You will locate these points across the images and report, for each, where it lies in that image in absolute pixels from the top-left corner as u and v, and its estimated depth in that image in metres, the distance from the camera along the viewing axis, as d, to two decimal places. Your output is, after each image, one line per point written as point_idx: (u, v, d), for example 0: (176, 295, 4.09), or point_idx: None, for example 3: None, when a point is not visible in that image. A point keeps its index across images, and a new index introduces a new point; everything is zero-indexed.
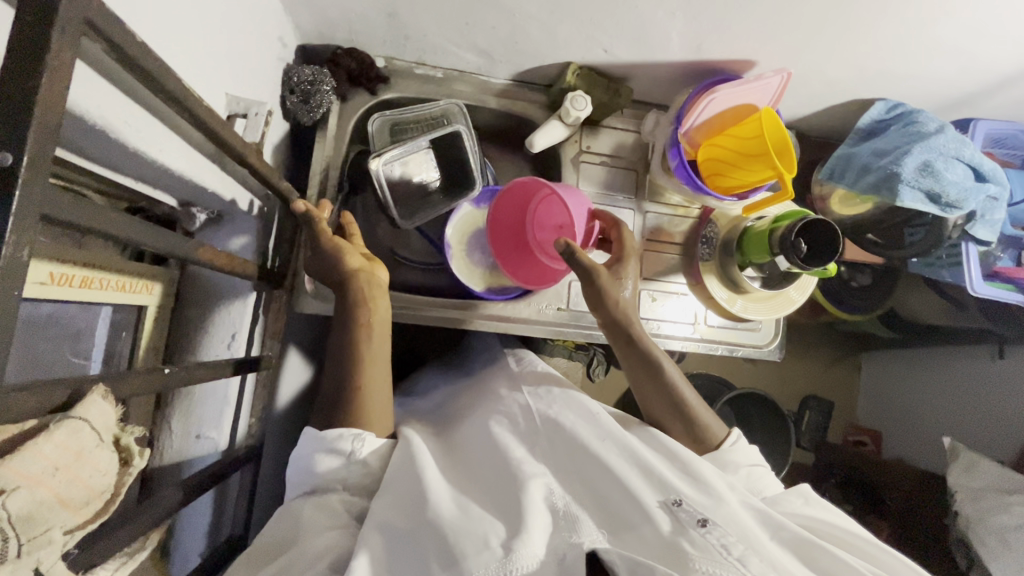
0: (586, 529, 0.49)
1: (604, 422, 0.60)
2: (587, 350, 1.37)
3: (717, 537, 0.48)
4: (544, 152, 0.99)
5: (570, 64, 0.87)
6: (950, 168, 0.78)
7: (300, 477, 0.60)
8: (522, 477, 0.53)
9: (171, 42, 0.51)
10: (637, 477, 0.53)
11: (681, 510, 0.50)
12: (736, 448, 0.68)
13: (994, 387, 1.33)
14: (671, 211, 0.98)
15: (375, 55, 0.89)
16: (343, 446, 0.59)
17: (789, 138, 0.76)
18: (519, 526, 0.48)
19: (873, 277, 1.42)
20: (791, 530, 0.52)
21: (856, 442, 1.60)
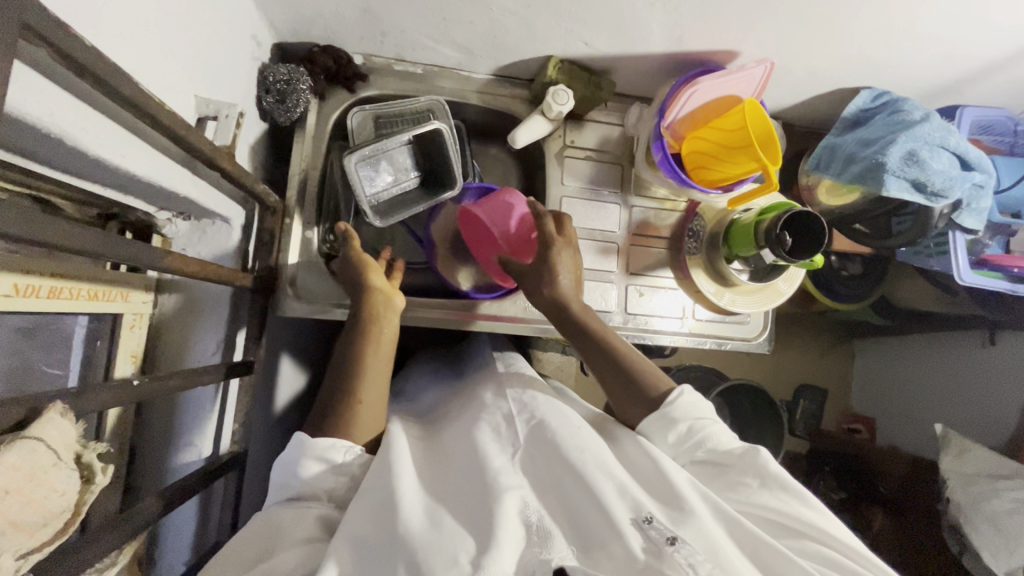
0: (557, 545, 0.49)
1: (584, 435, 0.59)
2: None
3: (685, 555, 0.48)
4: (528, 148, 0.98)
5: (551, 58, 0.85)
6: (935, 157, 0.77)
7: (282, 484, 0.60)
8: (497, 489, 0.52)
9: (131, 44, 0.50)
10: (611, 492, 0.53)
11: (651, 528, 0.51)
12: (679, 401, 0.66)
13: (987, 373, 1.33)
14: (658, 205, 0.97)
15: (353, 52, 0.88)
16: (335, 457, 0.60)
17: (773, 133, 0.75)
18: (489, 541, 0.48)
19: (863, 266, 1.42)
20: (757, 543, 0.53)
21: (851, 429, 1.62)
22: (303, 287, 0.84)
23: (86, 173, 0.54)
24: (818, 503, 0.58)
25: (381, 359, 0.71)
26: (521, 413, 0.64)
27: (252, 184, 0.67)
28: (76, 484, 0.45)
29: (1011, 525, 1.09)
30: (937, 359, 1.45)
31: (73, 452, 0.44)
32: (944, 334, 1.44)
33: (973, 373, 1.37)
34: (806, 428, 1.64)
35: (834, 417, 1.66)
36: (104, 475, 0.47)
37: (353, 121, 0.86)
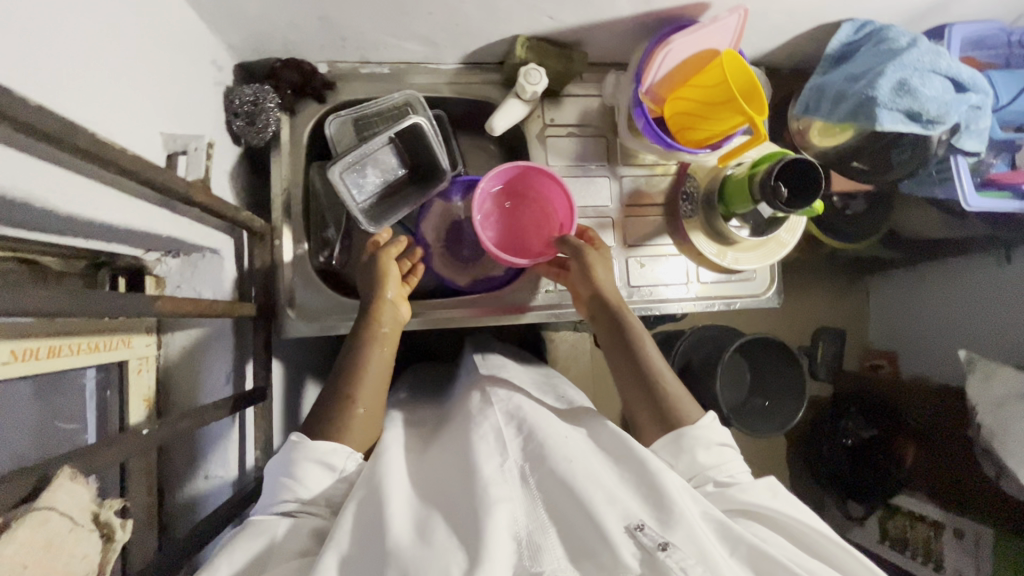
0: (548, 558, 0.50)
1: (570, 445, 0.60)
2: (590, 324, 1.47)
3: (677, 560, 0.49)
4: (508, 133, 0.96)
5: (518, 38, 0.83)
6: (927, 83, 0.74)
7: (277, 487, 0.60)
8: (486, 501, 0.52)
9: (85, 94, 0.49)
10: (601, 500, 0.53)
11: (643, 534, 0.51)
12: (712, 425, 0.68)
13: (1006, 292, 1.31)
14: (648, 171, 0.95)
15: (316, 62, 0.86)
16: (338, 462, 0.61)
17: (756, 82, 0.72)
18: (478, 554, 0.47)
19: (868, 202, 1.38)
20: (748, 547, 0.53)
21: (873, 365, 1.60)
22: (302, 306, 0.84)
23: (63, 228, 0.54)
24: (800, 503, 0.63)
25: (381, 363, 0.72)
26: (513, 421, 0.65)
27: (233, 214, 0.66)
28: (97, 544, 0.45)
29: None
30: (953, 285, 1.43)
31: (89, 514, 0.44)
32: (958, 259, 1.42)
33: (991, 296, 1.35)
34: (827, 370, 1.65)
35: (856, 355, 1.64)
36: (124, 530, 0.48)
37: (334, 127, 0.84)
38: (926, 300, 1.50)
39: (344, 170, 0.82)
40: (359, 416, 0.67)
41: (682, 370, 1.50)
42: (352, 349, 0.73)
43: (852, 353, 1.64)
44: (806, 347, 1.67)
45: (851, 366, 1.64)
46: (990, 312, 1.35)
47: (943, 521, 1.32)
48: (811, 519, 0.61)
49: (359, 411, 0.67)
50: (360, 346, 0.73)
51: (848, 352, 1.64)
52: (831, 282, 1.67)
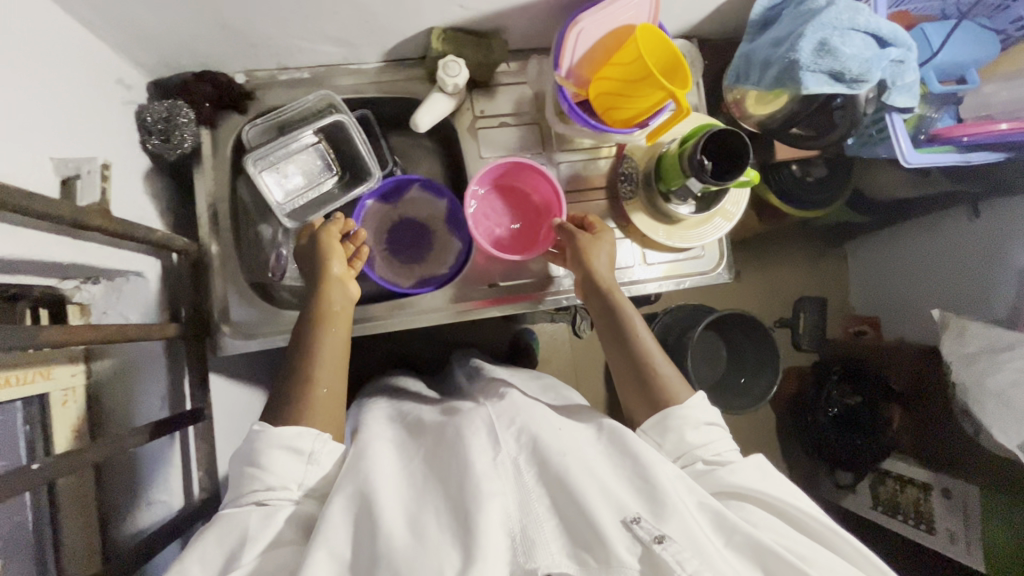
0: (541, 553, 0.50)
1: (565, 437, 0.61)
2: (566, 312, 1.49)
3: (672, 553, 0.49)
4: (441, 128, 0.95)
5: (433, 30, 0.81)
6: (847, 42, 0.72)
7: (245, 474, 0.60)
8: (477, 495, 0.53)
9: None
10: (593, 492, 0.53)
11: (639, 528, 0.52)
12: (698, 404, 0.68)
13: (976, 247, 1.30)
14: (586, 155, 0.93)
15: (233, 72, 0.84)
16: (304, 445, 0.61)
17: (677, 52, 0.72)
18: (472, 550, 0.49)
19: (828, 167, 1.37)
20: (745, 536, 0.54)
21: (858, 331, 1.60)
22: (240, 322, 0.82)
23: None
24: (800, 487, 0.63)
25: (336, 344, 0.71)
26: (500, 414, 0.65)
27: (143, 235, 0.65)
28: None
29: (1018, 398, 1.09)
30: (926, 244, 1.43)
31: None
32: (927, 217, 1.42)
33: (961, 252, 1.34)
34: (812, 338, 1.64)
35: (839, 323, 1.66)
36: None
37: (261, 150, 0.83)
38: (904, 260, 1.49)
39: (257, 162, 0.83)
40: (323, 396, 0.66)
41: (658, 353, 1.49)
42: (305, 331, 0.71)
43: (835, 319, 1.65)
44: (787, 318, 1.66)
45: (836, 334, 1.65)
46: (963, 267, 1.34)
47: (932, 483, 1.32)
48: (810, 503, 0.61)
49: (323, 391, 0.66)
50: (312, 328, 0.71)
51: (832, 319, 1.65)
52: (804, 252, 1.66)
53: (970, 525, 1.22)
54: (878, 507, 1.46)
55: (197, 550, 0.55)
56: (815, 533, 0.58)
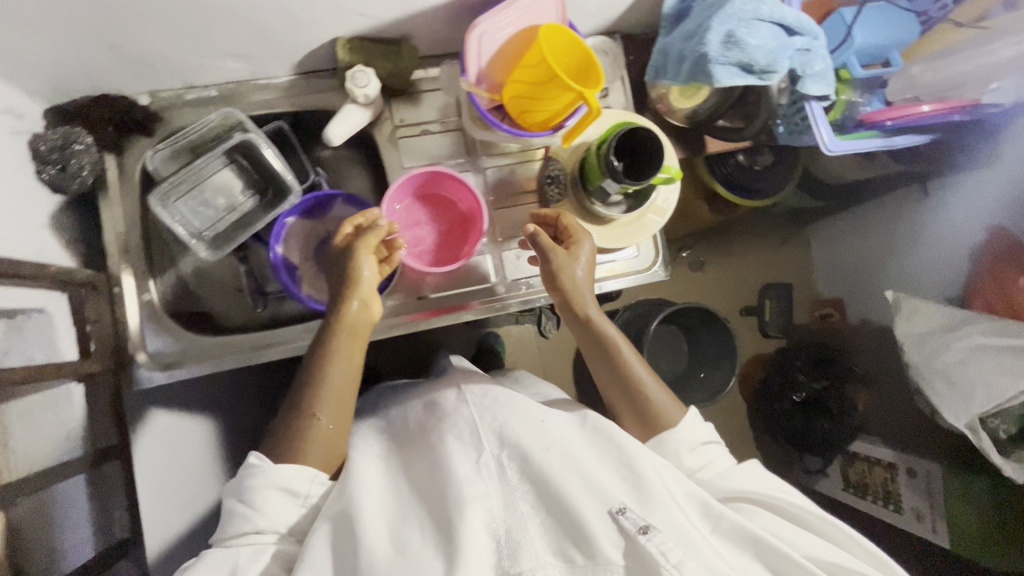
0: (526, 558, 0.55)
1: (547, 432, 0.64)
2: (531, 313, 1.49)
3: (657, 543, 0.54)
4: (365, 139, 0.92)
5: (338, 40, 0.78)
6: (753, 32, 0.71)
7: (236, 512, 0.62)
8: (460, 501, 0.57)
9: None
10: (577, 488, 0.58)
11: (625, 518, 0.57)
12: (686, 427, 0.73)
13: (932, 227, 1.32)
14: (512, 159, 0.91)
15: (136, 93, 0.81)
16: (301, 487, 0.63)
17: (590, 52, 0.70)
18: (455, 557, 0.53)
19: (774, 154, 1.36)
20: (730, 522, 0.60)
21: (823, 315, 1.62)
22: (158, 352, 0.79)
23: None
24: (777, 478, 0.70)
25: (348, 371, 0.71)
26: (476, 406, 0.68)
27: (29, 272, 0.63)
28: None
29: (964, 376, 1.09)
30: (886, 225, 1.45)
31: None
32: (885, 199, 1.45)
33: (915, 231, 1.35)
34: (778, 326, 1.63)
35: (805, 307, 1.67)
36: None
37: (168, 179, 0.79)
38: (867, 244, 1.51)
39: (163, 198, 0.78)
40: (326, 431, 0.68)
41: None
42: (318, 355, 0.72)
43: (801, 303, 1.67)
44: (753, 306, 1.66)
45: (802, 318, 1.66)
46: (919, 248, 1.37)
47: (897, 462, 1.32)
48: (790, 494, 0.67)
49: (319, 419, 0.68)
50: (322, 353, 0.71)
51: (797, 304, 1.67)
52: (764, 239, 1.66)
53: (934, 503, 1.22)
54: (847, 489, 1.47)
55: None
56: (799, 518, 0.65)
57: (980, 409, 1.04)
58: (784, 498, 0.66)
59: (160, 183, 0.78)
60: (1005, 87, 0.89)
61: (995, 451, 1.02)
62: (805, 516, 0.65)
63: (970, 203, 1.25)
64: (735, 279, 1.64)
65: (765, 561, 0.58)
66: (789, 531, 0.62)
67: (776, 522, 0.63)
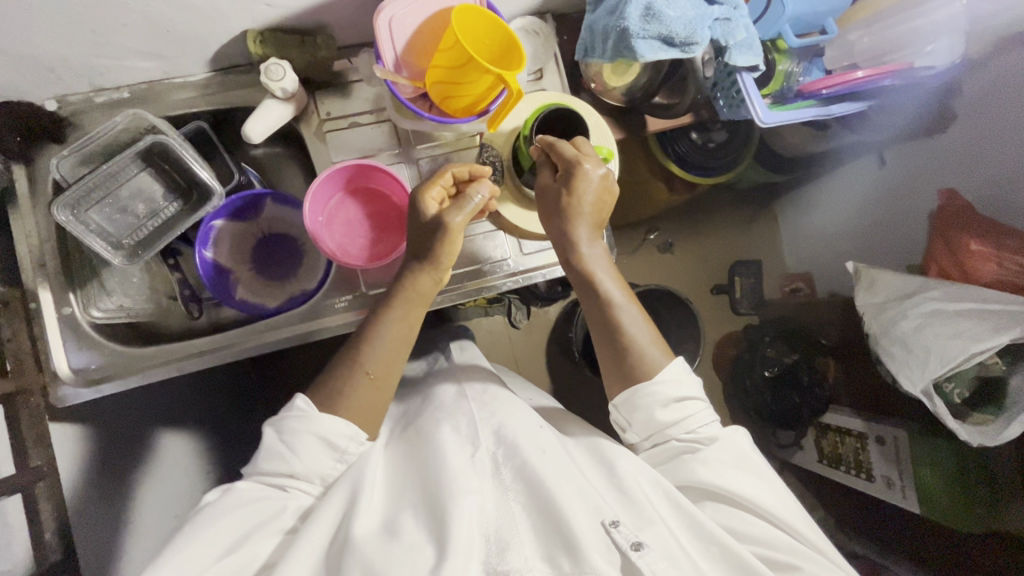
0: (513, 557, 0.58)
1: (543, 439, 0.69)
2: (500, 302, 1.47)
3: (648, 561, 0.58)
4: (295, 136, 0.89)
5: (248, 32, 0.75)
6: (671, 3, 0.68)
7: (276, 452, 0.67)
8: (457, 493, 0.61)
9: None
10: (571, 494, 0.62)
11: (617, 532, 0.60)
12: (675, 378, 0.72)
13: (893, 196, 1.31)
14: (445, 147, 0.87)
15: (42, 99, 0.77)
16: (339, 443, 0.68)
17: (511, 33, 0.68)
18: (442, 546, 0.57)
19: (727, 130, 1.34)
20: (719, 546, 0.62)
21: (792, 290, 1.64)
22: (82, 368, 0.76)
23: None
24: (793, 504, 0.69)
25: (398, 330, 0.75)
26: (481, 416, 0.74)
27: None
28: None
29: (917, 341, 1.08)
30: (850, 196, 1.47)
31: None
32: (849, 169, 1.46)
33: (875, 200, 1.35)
34: (748, 302, 1.68)
35: (776, 283, 1.70)
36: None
37: (76, 185, 0.74)
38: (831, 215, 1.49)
39: (72, 204, 0.74)
40: (369, 381, 0.72)
41: (587, 336, 1.46)
42: (375, 312, 0.77)
43: (772, 280, 1.70)
44: (722, 284, 1.69)
45: (773, 294, 1.68)
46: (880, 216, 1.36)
47: (867, 432, 1.31)
48: (796, 518, 0.67)
49: (365, 375, 0.72)
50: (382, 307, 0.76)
51: (767, 279, 1.70)
52: (734, 220, 1.70)
53: (904, 468, 1.20)
54: (822, 460, 1.47)
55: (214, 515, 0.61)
56: (800, 537, 0.66)
57: (935, 374, 1.04)
58: (786, 523, 0.66)
59: (68, 188, 0.74)
60: (940, 50, 0.87)
61: (950, 415, 1.02)
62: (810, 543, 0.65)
63: (917, 174, 1.26)
64: (702, 260, 1.68)
65: None
66: (786, 548, 0.64)
67: (771, 536, 0.65)
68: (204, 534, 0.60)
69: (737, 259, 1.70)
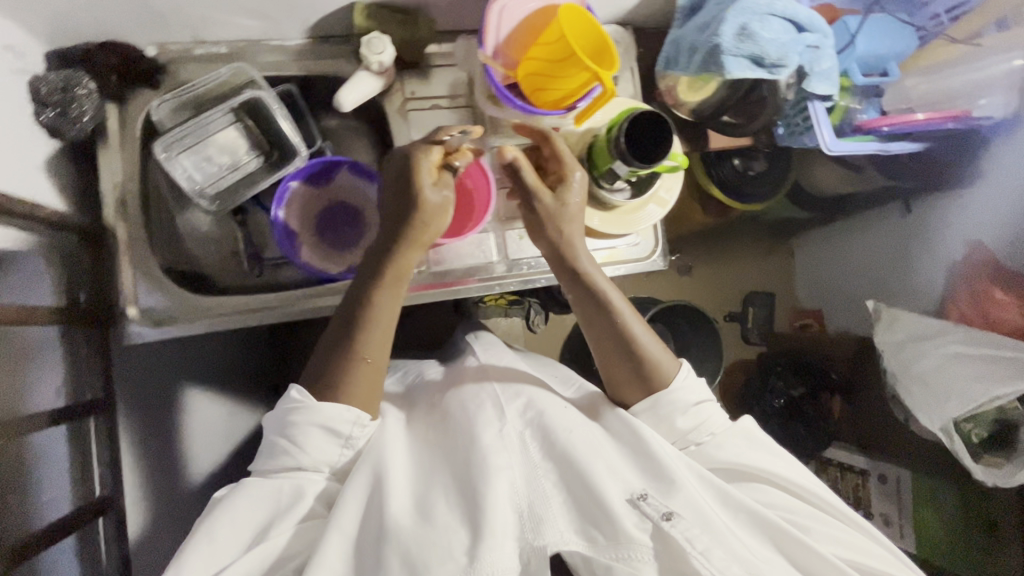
0: (549, 531, 0.59)
1: (566, 416, 0.69)
2: (519, 304, 1.41)
3: (681, 530, 0.59)
4: (374, 111, 0.91)
5: (356, 5, 0.78)
6: (765, 26, 0.73)
7: (281, 446, 0.66)
8: (491, 471, 0.61)
9: None
10: (602, 471, 0.62)
11: (647, 504, 0.61)
12: (686, 384, 0.74)
13: (916, 239, 1.36)
14: (521, 140, 0.91)
15: (143, 44, 0.79)
16: (342, 429, 0.67)
17: (604, 32, 0.72)
18: (482, 527, 0.57)
19: (768, 160, 1.38)
20: (745, 511, 0.65)
21: (802, 325, 1.62)
22: (149, 309, 0.77)
23: None
24: (795, 459, 0.74)
25: (390, 304, 0.72)
26: (505, 394, 0.73)
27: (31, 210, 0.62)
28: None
29: (938, 381, 1.12)
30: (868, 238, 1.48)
31: None
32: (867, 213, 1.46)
33: (899, 243, 1.39)
34: (760, 333, 1.64)
35: (785, 317, 1.65)
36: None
37: (175, 130, 0.77)
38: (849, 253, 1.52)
39: (171, 146, 0.77)
40: (367, 365, 0.69)
41: None
42: (358, 296, 0.72)
43: (782, 314, 1.65)
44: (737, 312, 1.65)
45: (782, 327, 1.64)
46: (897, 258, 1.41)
47: (869, 470, 1.37)
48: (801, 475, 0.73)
49: (366, 359, 0.69)
50: (368, 290, 0.72)
51: (779, 313, 1.65)
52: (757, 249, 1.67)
53: (903, 511, 1.30)
54: None
55: (230, 514, 0.61)
56: (807, 496, 0.71)
57: (954, 414, 1.08)
58: (798, 481, 0.71)
59: (170, 131, 0.77)
60: (993, 103, 0.94)
61: (968, 455, 1.07)
62: (820, 500, 0.71)
63: (945, 222, 1.29)
64: (721, 285, 1.65)
65: (775, 542, 0.64)
66: (803, 514, 0.69)
67: (787, 501, 0.70)
68: (226, 533, 0.60)
69: (755, 288, 1.67)
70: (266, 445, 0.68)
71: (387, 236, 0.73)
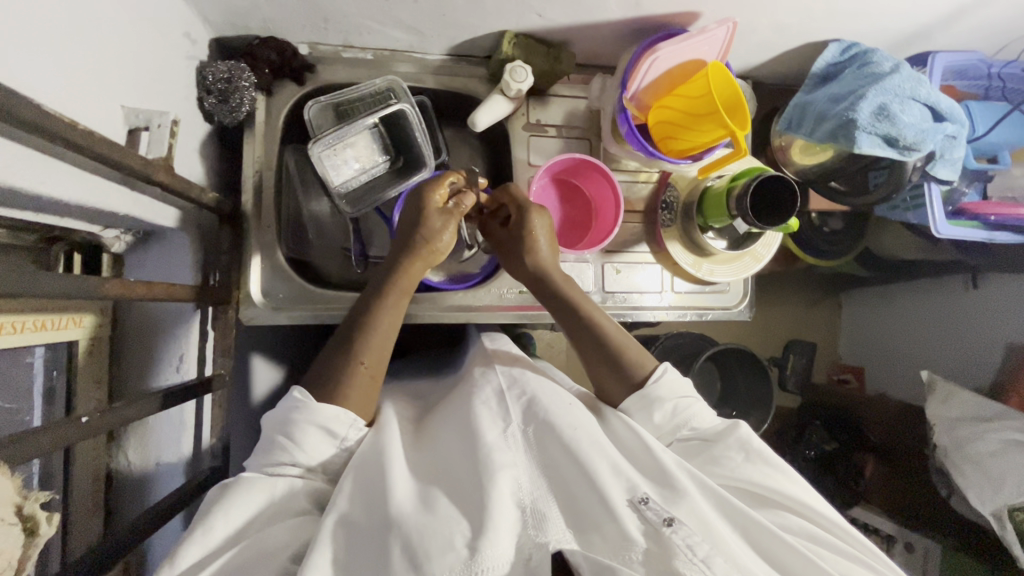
0: (552, 527, 0.51)
1: (577, 413, 0.62)
2: None
3: (682, 536, 0.49)
4: (493, 129, 0.94)
5: (506, 33, 0.81)
6: (906, 110, 0.76)
7: (278, 445, 0.60)
8: (491, 467, 0.54)
9: (23, 65, 0.46)
10: (605, 472, 0.55)
11: (648, 509, 0.52)
12: (662, 382, 0.69)
13: (973, 315, 1.29)
14: (631, 177, 0.93)
15: (297, 42, 0.82)
16: (340, 430, 0.62)
17: (739, 89, 0.71)
18: (484, 522, 0.50)
19: (845, 220, 1.34)
20: (757, 528, 0.54)
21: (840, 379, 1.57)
22: (270, 293, 0.81)
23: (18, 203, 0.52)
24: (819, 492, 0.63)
25: (390, 320, 0.72)
26: (511, 390, 0.66)
27: (198, 194, 0.66)
28: None
29: (997, 466, 1.05)
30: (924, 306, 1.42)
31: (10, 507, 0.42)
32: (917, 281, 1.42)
33: (956, 316, 1.33)
34: (796, 381, 1.58)
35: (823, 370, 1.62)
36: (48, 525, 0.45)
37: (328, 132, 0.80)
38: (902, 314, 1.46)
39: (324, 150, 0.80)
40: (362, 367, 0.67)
41: None
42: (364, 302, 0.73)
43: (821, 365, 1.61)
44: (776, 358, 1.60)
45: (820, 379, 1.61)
46: (946, 332, 1.35)
47: (895, 535, 1.29)
48: (822, 503, 0.61)
49: (363, 366, 0.67)
50: (367, 306, 0.72)
51: (818, 363, 1.61)
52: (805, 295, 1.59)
53: None
54: None
55: (226, 507, 0.55)
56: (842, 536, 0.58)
57: (1008, 500, 1.02)
58: (830, 517, 0.59)
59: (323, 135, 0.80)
60: None
61: (1017, 544, 1.02)
62: (852, 538, 0.58)
63: (1005, 303, 1.23)
64: (765, 328, 1.60)
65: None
66: (822, 543, 0.56)
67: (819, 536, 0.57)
68: (217, 530, 0.53)
69: (798, 335, 1.61)
70: (262, 452, 0.62)
71: (399, 247, 0.77)
